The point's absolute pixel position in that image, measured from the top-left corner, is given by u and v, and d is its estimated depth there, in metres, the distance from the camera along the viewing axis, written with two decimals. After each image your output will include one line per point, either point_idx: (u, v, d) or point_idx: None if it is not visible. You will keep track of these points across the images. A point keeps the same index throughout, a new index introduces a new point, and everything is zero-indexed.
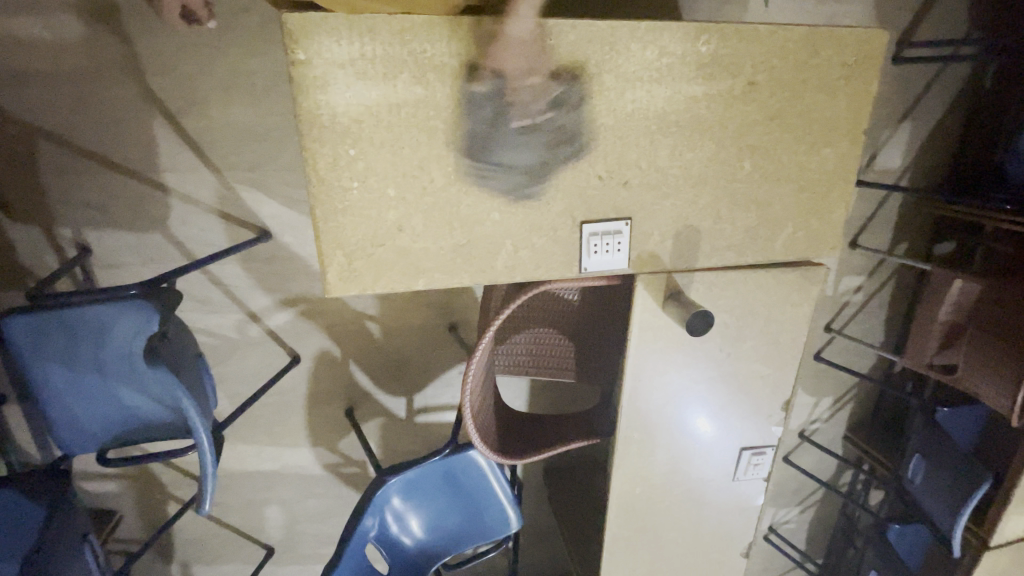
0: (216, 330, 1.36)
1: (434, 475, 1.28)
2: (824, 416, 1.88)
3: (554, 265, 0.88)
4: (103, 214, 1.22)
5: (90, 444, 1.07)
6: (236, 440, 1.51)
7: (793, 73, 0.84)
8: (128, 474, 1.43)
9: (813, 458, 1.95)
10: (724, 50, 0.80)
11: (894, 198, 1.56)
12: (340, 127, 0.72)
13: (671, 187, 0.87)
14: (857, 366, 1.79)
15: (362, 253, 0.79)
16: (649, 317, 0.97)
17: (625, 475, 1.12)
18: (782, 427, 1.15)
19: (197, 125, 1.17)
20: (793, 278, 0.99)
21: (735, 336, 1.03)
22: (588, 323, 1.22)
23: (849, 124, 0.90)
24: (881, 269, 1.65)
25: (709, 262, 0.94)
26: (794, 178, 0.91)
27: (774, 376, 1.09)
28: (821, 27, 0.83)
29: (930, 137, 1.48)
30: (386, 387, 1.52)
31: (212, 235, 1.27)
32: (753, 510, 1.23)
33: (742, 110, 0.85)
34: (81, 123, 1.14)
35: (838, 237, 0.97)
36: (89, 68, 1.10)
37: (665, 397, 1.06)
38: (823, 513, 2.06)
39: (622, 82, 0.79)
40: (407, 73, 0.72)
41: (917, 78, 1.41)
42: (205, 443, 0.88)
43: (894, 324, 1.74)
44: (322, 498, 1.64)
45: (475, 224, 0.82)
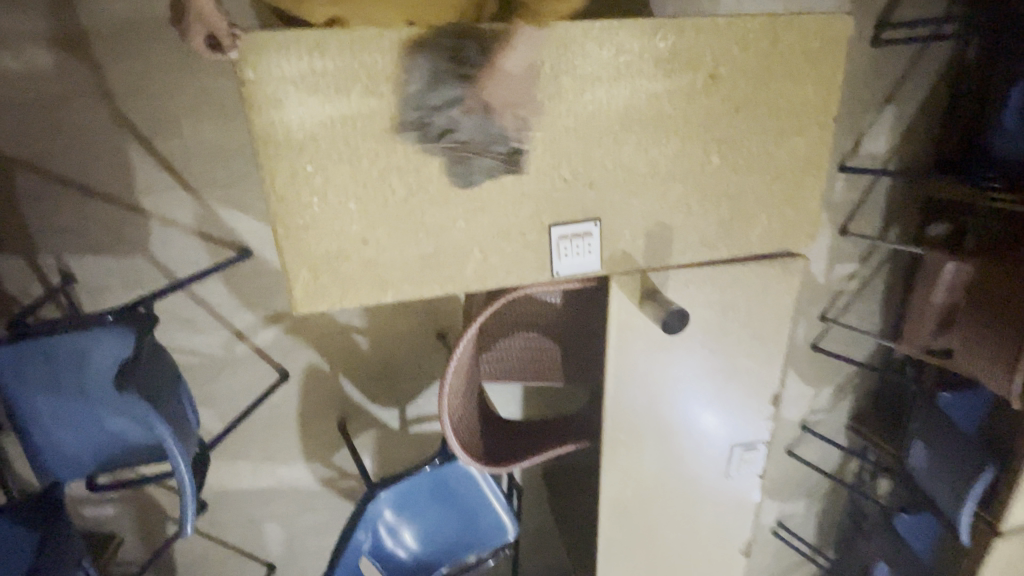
0: (203, 349, 1.36)
1: (425, 486, 1.27)
2: (825, 406, 1.85)
3: (525, 270, 0.87)
4: (84, 240, 1.22)
5: (78, 470, 1.07)
6: (230, 459, 1.50)
7: (756, 63, 0.83)
8: (124, 497, 1.43)
9: (817, 449, 1.92)
10: (683, 44, 0.79)
11: (881, 183, 1.54)
12: (297, 143, 0.72)
13: (640, 185, 0.86)
14: (855, 354, 1.77)
15: (328, 268, 0.79)
16: (627, 318, 0.95)
17: (614, 477, 1.10)
18: (773, 421, 1.13)
19: (172, 147, 1.17)
20: (773, 270, 0.98)
21: (717, 332, 1.01)
22: (573, 326, 1.20)
23: (817, 113, 0.89)
24: (873, 254, 1.63)
25: (683, 259, 0.93)
26: (764, 169, 0.90)
27: (760, 371, 1.07)
28: (780, 16, 0.82)
29: (914, 119, 1.46)
30: (378, 399, 1.51)
31: (194, 256, 1.27)
32: (749, 506, 1.21)
33: (706, 104, 0.83)
34: (56, 151, 1.14)
35: (815, 226, 0.96)
36: (61, 94, 1.10)
37: (649, 396, 1.04)
38: (830, 504, 2.03)
39: (581, 82, 0.78)
40: (361, 86, 0.72)
41: (896, 60, 1.39)
42: (182, 467, 0.87)
43: (890, 310, 1.71)
44: (319, 513, 1.63)
45: (441, 233, 0.81)
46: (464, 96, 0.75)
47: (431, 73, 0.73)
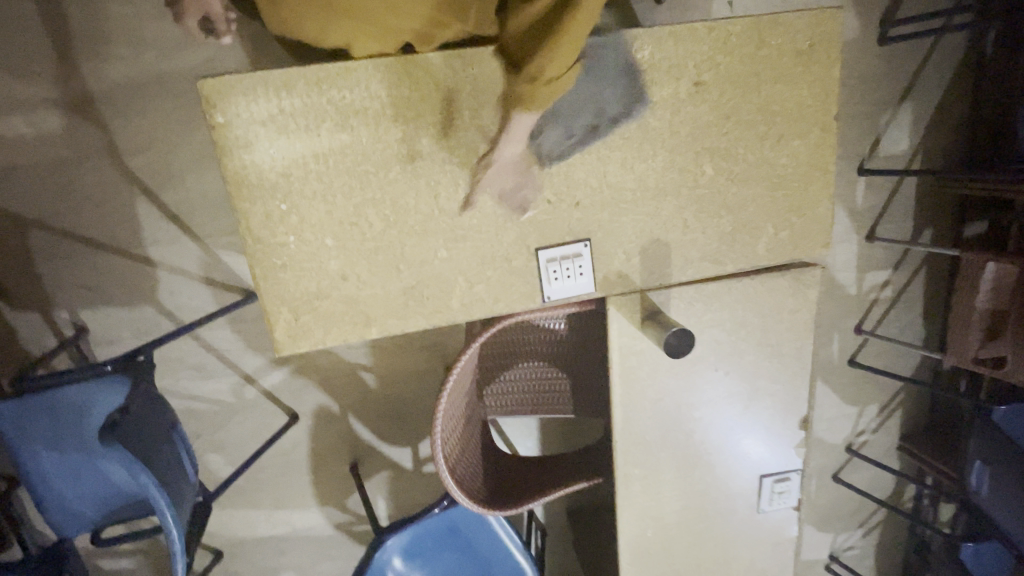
0: (213, 395, 1.36)
1: (435, 531, 1.20)
2: (871, 426, 1.70)
3: (515, 297, 0.83)
4: (96, 293, 1.25)
5: (84, 524, 1.07)
6: (244, 505, 1.48)
7: (742, 67, 0.79)
8: (140, 548, 1.42)
9: (866, 474, 1.76)
10: (661, 53, 0.76)
11: (907, 183, 1.45)
12: (269, 182, 0.72)
13: (629, 202, 0.82)
14: (899, 367, 1.63)
15: (308, 307, 0.77)
16: (629, 342, 0.89)
17: (632, 515, 1.02)
18: (805, 447, 1.03)
19: (175, 197, 1.20)
20: (786, 282, 0.91)
21: (731, 352, 0.94)
22: (579, 354, 1.15)
23: (816, 112, 0.83)
24: (907, 259, 1.52)
25: (685, 276, 0.88)
26: (764, 175, 0.85)
27: (784, 393, 0.99)
28: (765, 15, 0.78)
29: (936, 116, 1.37)
30: (389, 438, 1.47)
31: (201, 302, 1.28)
32: (788, 543, 1.10)
33: (691, 113, 0.80)
34: (67, 209, 1.18)
35: (828, 233, 0.89)
36: (72, 155, 1.15)
37: (662, 425, 0.97)
38: (889, 534, 1.85)
39: (557, 102, 0.75)
40: (330, 122, 0.71)
41: (908, 56, 1.33)
42: (169, 520, 0.86)
43: (933, 318, 1.58)
44: (336, 560, 1.58)
45: (423, 264, 0.79)
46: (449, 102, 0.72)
47: (400, 100, 0.72)
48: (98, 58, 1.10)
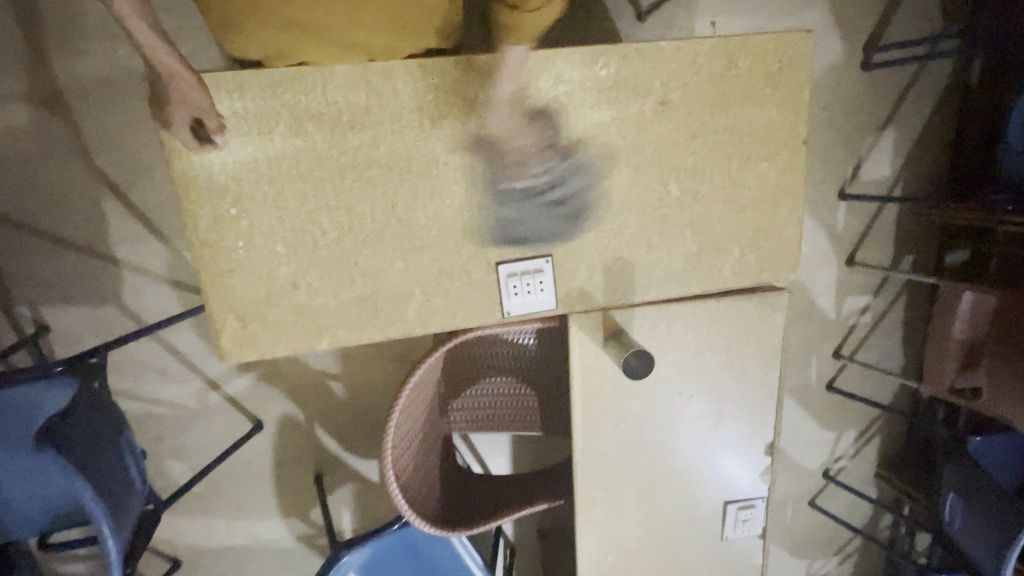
0: (176, 400, 1.33)
1: (394, 548, 1.17)
2: (848, 452, 1.69)
3: (473, 312, 0.81)
4: (58, 291, 1.22)
5: (31, 527, 1.03)
6: (204, 514, 1.44)
7: (710, 87, 0.78)
8: (94, 554, 1.38)
9: (843, 501, 1.74)
10: (628, 71, 0.75)
11: (887, 209, 1.45)
12: (219, 185, 0.70)
13: (592, 219, 0.80)
14: (876, 394, 1.62)
15: (256, 314, 0.75)
16: (590, 361, 0.87)
17: (593, 540, 0.99)
18: (771, 475, 1.01)
19: (144, 196, 1.18)
20: (752, 306, 0.89)
21: (695, 375, 0.92)
22: (547, 371, 1.13)
23: (785, 136, 0.82)
24: (886, 286, 1.51)
25: (649, 296, 0.86)
26: (730, 197, 0.83)
27: (750, 418, 0.97)
28: (734, 37, 0.77)
29: (916, 144, 1.38)
30: (355, 449, 1.44)
31: (166, 304, 1.26)
32: (753, 572, 1.07)
33: (658, 131, 0.78)
34: (32, 204, 1.16)
35: (795, 257, 0.88)
36: (38, 149, 1.13)
37: (624, 447, 0.95)
38: (865, 563, 1.82)
39: (520, 114, 0.74)
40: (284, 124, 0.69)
41: (890, 83, 1.33)
42: (106, 532, 0.83)
43: (911, 345, 1.57)
44: (297, 573, 1.54)
45: (377, 275, 0.77)
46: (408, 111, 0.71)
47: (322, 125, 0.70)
48: (69, 52, 1.08)
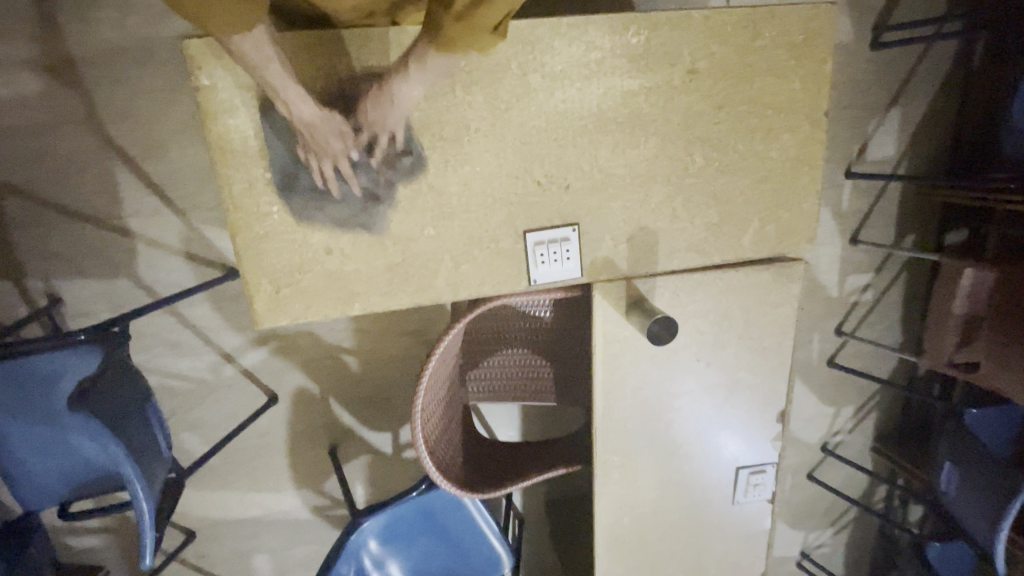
0: (190, 372, 1.34)
1: (412, 514, 1.20)
2: (846, 427, 1.73)
3: (500, 280, 0.82)
4: (71, 263, 1.21)
5: (53, 497, 1.04)
6: (218, 487, 1.46)
7: (737, 57, 0.79)
8: (109, 526, 1.39)
9: (840, 474, 1.79)
10: (657, 40, 0.76)
11: (891, 189, 1.47)
12: (256, 149, 0.70)
13: (619, 188, 0.82)
14: (875, 370, 1.66)
15: (289, 280, 0.76)
16: (613, 329, 0.89)
17: (611, 503, 1.03)
18: (781, 441, 1.05)
19: (157, 168, 1.17)
20: (770, 276, 0.91)
21: (713, 343, 0.94)
22: (563, 342, 1.15)
23: (808, 107, 0.84)
24: (888, 264, 1.55)
25: (671, 265, 0.88)
26: (753, 168, 0.85)
27: (763, 386, 1.00)
28: (762, 7, 0.78)
29: (923, 123, 1.40)
30: (369, 422, 1.47)
31: (180, 278, 1.26)
32: (761, 535, 1.12)
33: (685, 101, 0.79)
34: (43, 175, 1.15)
35: (813, 229, 0.90)
36: (49, 120, 1.11)
37: (644, 414, 0.97)
38: (859, 533, 1.89)
39: (551, 82, 0.75)
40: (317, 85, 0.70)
41: (897, 61, 1.35)
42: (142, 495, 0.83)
43: (910, 322, 1.61)
44: (311, 544, 1.57)
45: (408, 241, 0.78)
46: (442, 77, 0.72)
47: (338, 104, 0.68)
48: (80, 19, 1.06)
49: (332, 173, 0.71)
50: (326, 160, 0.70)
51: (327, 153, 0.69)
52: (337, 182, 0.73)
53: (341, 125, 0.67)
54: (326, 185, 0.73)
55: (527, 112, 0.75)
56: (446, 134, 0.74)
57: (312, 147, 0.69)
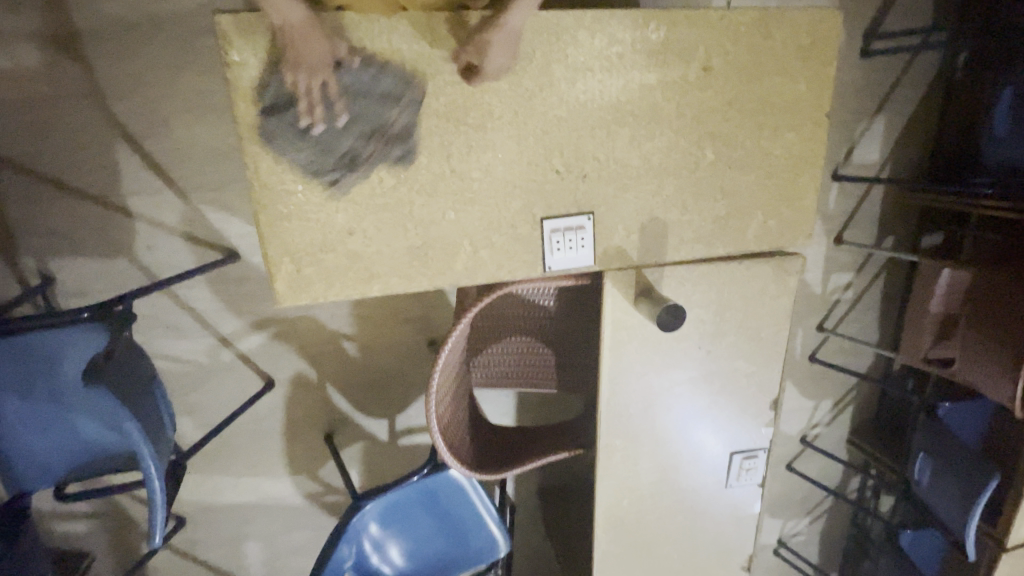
0: (187, 356, 1.32)
1: (414, 498, 1.21)
2: (825, 419, 1.81)
3: (516, 265, 0.85)
4: (66, 241, 1.19)
5: (50, 478, 1.02)
6: (211, 472, 1.45)
7: (748, 57, 0.83)
8: (98, 511, 1.36)
9: (818, 464, 1.87)
10: (675, 37, 0.79)
11: (875, 192, 1.54)
12: (283, 127, 0.70)
13: (633, 179, 0.84)
14: (854, 365, 1.74)
15: (311, 260, 0.76)
16: (622, 316, 0.93)
17: (612, 486, 1.06)
18: (773, 427, 1.09)
19: (160, 147, 1.15)
20: (770, 269, 0.96)
21: (714, 332, 0.98)
22: (566, 330, 1.18)
23: (812, 107, 0.88)
24: (869, 264, 1.62)
25: (679, 256, 0.91)
26: (759, 164, 0.89)
27: (759, 374, 1.04)
28: (774, 10, 0.82)
29: (906, 130, 1.47)
30: (366, 409, 1.47)
31: (179, 259, 1.24)
32: (751, 518, 1.17)
33: (698, 97, 0.83)
34: (40, 150, 1.12)
35: (812, 225, 0.95)
36: (47, 93, 1.08)
37: (646, 400, 1.01)
38: (833, 522, 1.98)
39: (573, 73, 0.77)
40: (346, 65, 0.69)
41: (886, 69, 1.41)
42: (154, 472, 0.83)
43: (888, 320, 1.69)
44: (304, 531, 1.57)
45: (428, 225, 0.79)
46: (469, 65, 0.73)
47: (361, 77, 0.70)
48: None
49: (319, 95, 0.68)
50: (316, 78, 0.67)
51: (315, 70, 0.67)
52: (323, 108, 0.69)
53: (336, 46, 0.67)
54: (310, 119, 0.70)
55: (549, 102, 0.78)
56: (471, 123, 0.76)
57: (301, 65, 0.66)
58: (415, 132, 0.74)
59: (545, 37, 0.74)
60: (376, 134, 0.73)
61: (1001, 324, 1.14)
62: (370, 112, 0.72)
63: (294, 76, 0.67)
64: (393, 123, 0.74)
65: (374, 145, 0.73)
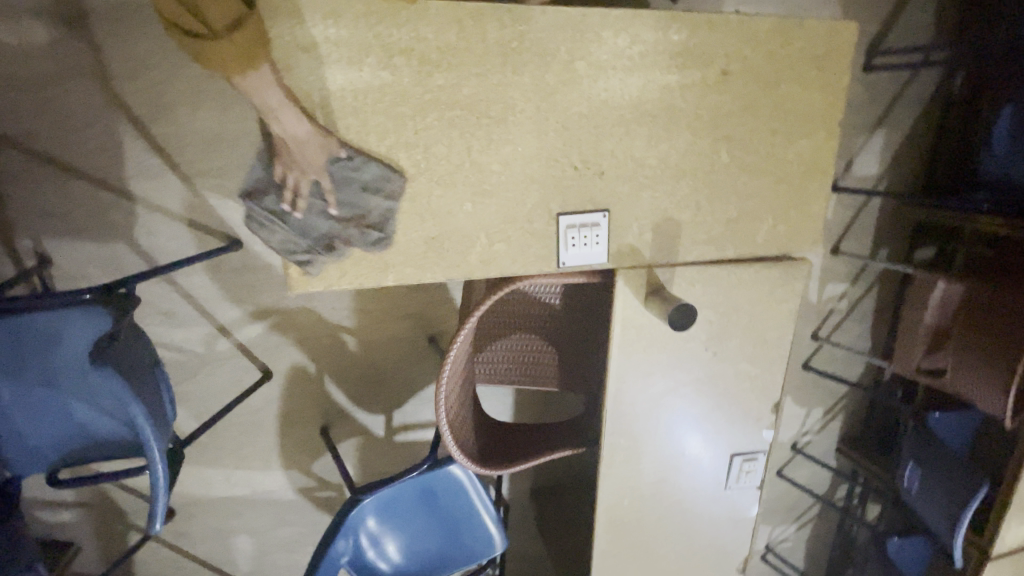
0: (183, 345, 1.30)
1: (412, 494, 1.21)
2: (816, 427, 1.84)
3: (530, 260, 0.85)
4: (64, 223, 1.16)
5: (43, 464, 1.00)
6: (203, 463, 1.42)
7: (765, 63, 0.84)
8: (84, 501, 1.33)
9: (807, 471, 1.90)
10: (696, 39, 0.80)
11: (872, 204, 1.57)
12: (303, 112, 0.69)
13: (649, 178, 0.85)
14: (846, 373, 1.77)
15: (327, 247, 0.76)
16: (632, 314, 0.93)
17: (613, 484, 1.06)
18: (773, 431, 1.10)
19: (165, 130, 1.13)
20: (778, 273, 0.97)
21: (720, 334, 0.99)
22: (570, 329, 1.18)
23: (824, 116, 0.89)
24: (864, 274, 1.64)
25: (690, 256, 0.92)
26: (771, 169, 0.90)
27: (762, 377, 1.05)
28: (792, 18, 0.83)
29: (904, 144, 1.50)
30: (364, 404, 1.46)
31: (180, 245, 1.22)
32: (747, 521, 1.18)
33: (716, 100, 0.84)
34: (41, 128, 1.09)
35: (820, 231, 0.96)
36: (51, 70, 1.06)
37: (651, 399, 1.01)
38: (820, 529, 2.00)
39: (595, 71, 0.77)
40: (341, 162, 0.71)
41: (889, 83, 1.43)
42: (157, 458, 0.81)
43: (880, 330, 1.72)
44: (295, 526, 1.55)
45: (446, 216, 0.79)
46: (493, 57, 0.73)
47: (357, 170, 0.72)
48: None
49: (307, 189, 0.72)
50: (305, 176, 0.71)
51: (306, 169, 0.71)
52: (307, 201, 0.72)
53: (328, 145, 0.70)
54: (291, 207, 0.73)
55: (570, 98, 0.78)
56: (493, 116, 0.76)
57: (292, 162, 0.70)
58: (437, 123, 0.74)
59: (570, 33, 0.75)
60: (397, 125, 0.73)
61: (993, 335, 1.16)
62: (354, 200, 0.74)
63: (283, 169, 0.70)
64: (374, 210, 0.76)
65: (352, 229, 0.75)
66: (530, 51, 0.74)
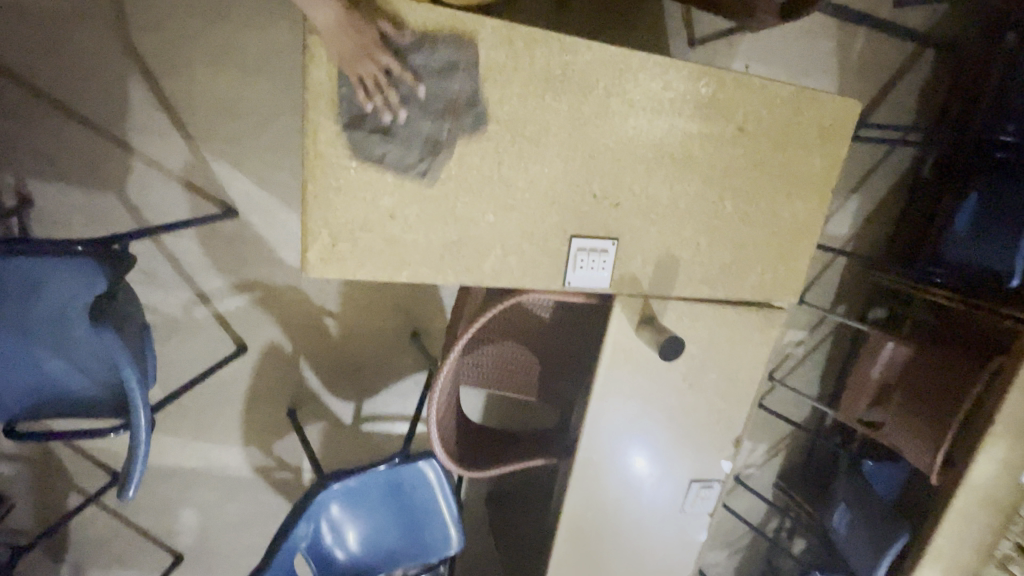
0: (160, 307, 1.26)
1: (379, 486, 1.22)
2: (759, 461, 1.95)
3: (539, 275, 0.88)
4: (54, 165, 1.11)
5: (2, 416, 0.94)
6: (161, 431, 1.38)
7: (778, 126, 0.91)
8: (29, 455, 1.27)
9: (745, 502, 2.01)
10: (722, 95, 0.86)
11: (838, 261, 1.69)
12: (347, 103, 0.70)
13: (660, 215, 0.90)
14: (794, 415, 1.89)
15: (347, 236, 0.77)
16: (623, 340, 0.98)
17: (579, 497, 1.11)
18: (730, 462, 1.18)
19: (177, 88, 1.10)
20: (758, 318, 1.04)
21: (698, 367, 1.06)
22: (555, 343, 1.22)
23: (820, 181, 0.97)
24: (822, 325, 1.76)
25: (683, 292, 0.98)
26: (768, 223, 0.97)
27: (730, 412, 1.12)
28: (806, 90, 0.90)
29: (874, 212, 1.62)
30: (336, 390, 1.45)
31: (173, 206, 1.19)
32: (695, 544, 1.25)
33: (731, 152, 0.90)
34: (44, 65, 1.04)
35: (800, 285, 1.04)
36: (66, 8, 1.02)
37: (627, 421, 1.07)
38: (748, 557, 2.12)
39: (628, 108, 0.82)
40: (406, 128, 0.74)
41: (870, 153, 1.55)
42: (142, 422, 0.79)
43: (829, 378, 1.86)
44: (246, 504, 1.52)
45: (468, 224, 0.82)
46: (536, 81, 0.77)
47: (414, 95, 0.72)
48: None
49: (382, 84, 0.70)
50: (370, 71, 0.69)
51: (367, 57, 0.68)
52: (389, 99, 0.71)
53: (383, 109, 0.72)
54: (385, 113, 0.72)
55: (600, 129, 0.82)
56: (527, 137, 0.79)
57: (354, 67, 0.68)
58: (471, 133, 0.77)
59: (610, 71, 0.79)
60: (436, 124, 0.75)
61: (932, 399, 1.27)
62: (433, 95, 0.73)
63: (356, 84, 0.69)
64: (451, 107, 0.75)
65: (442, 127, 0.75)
66: (572, 81, 0.78)
